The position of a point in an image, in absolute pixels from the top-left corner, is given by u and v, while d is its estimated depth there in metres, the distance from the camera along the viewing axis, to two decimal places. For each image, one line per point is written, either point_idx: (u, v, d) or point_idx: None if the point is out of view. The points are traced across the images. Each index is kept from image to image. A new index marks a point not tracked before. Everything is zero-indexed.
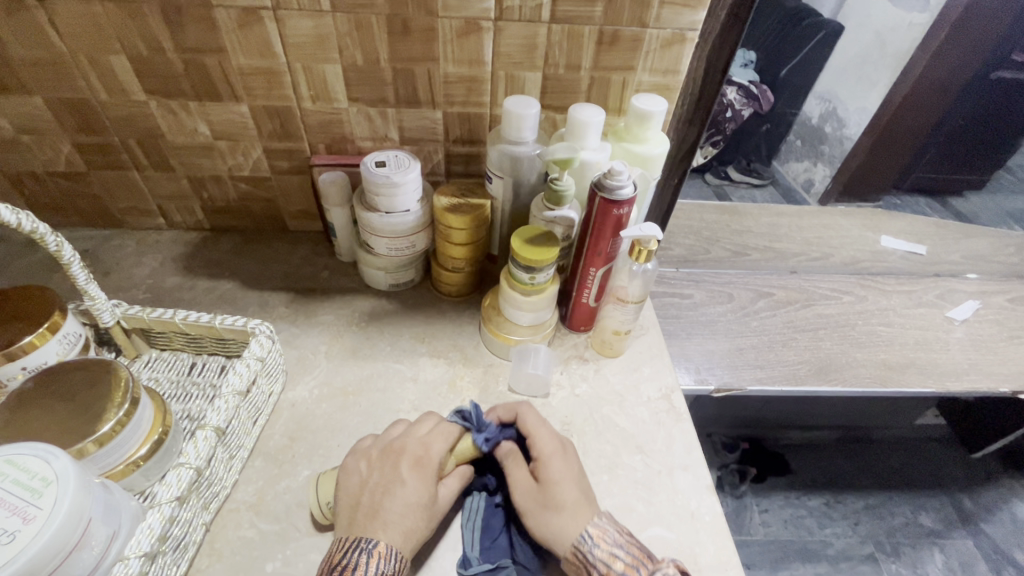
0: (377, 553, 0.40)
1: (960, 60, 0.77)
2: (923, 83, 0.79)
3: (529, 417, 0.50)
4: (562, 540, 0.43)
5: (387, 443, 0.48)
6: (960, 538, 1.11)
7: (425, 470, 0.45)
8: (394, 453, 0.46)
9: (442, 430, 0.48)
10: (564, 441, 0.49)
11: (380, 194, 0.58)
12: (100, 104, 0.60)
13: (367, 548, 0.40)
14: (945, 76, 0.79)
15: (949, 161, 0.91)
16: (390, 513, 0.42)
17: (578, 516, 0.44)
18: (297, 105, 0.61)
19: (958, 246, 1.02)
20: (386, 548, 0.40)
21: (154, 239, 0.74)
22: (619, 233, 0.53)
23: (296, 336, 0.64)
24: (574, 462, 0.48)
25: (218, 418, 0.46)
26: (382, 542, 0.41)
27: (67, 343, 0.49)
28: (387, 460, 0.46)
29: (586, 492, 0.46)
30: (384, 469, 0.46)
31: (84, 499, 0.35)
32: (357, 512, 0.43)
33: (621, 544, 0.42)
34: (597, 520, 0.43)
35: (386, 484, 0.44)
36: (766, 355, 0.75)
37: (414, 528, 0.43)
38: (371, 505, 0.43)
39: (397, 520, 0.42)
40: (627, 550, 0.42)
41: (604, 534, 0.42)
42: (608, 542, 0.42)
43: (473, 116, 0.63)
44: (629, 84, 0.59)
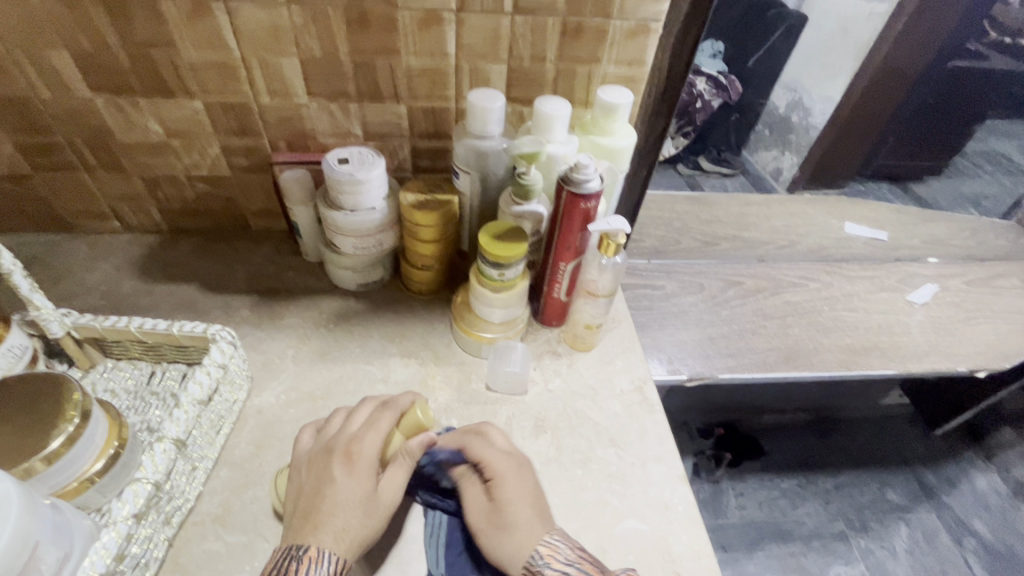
0: (307, 557, 0.38)
1: (917, 50, 0.79)
2: (882, 72, 0.81)
3: (478, 445, 0.48)
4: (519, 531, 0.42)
5: (326, 438, 0.46)
6: (924, 511, 1.15)
7: (355, 466, 0.43)
8: (328, 451, 0.45)
9: (375, 423, 0.46)
10: (518, 458, 0.47)
11: (343, 192, 0.56)
12: (42, 102, 0.57)
13: (298, 554, 0.38)
14: (904, 65, 0.80)
15: (909, 146, 0.94)
16: (321, 513, 0.41)
17: (527, 535, 0.42)
18: (254, 101, 0.59)
19: (917, 231, 1.03)
20: (317, 552, 0.38)
21: (109, 243, 0.71)
22: (587, 226, 0.53)
23: (261, 340, 0.62)
24: (530, 480, 0.46)
25: (176, 430, 0.44)
26: (312, 545, 0.39)
27: (12, 356, 0.47)
28: (319, 458, 0.45)
29: (540, 510, 0.44)
30: (318, 468, 0.44)
31: (29, 522, 0.33)
32: (295, 514, 0.42)
33: (573, 561, 0.40)
34: (547, 538, 0.41)
35: (317, 484, 0.43)
36: (736, 343, 0.77)
37: (348, 527, 0.41)
38: (305, 506, 0.42)
39: (328, 521, 0.40)
40: (577, 568, 0.39)
41: (556, 552, 0.40)
42: (559, 561, 0.40)
43: (439, 110, 0.61)
44: (595, 76, 0.59)
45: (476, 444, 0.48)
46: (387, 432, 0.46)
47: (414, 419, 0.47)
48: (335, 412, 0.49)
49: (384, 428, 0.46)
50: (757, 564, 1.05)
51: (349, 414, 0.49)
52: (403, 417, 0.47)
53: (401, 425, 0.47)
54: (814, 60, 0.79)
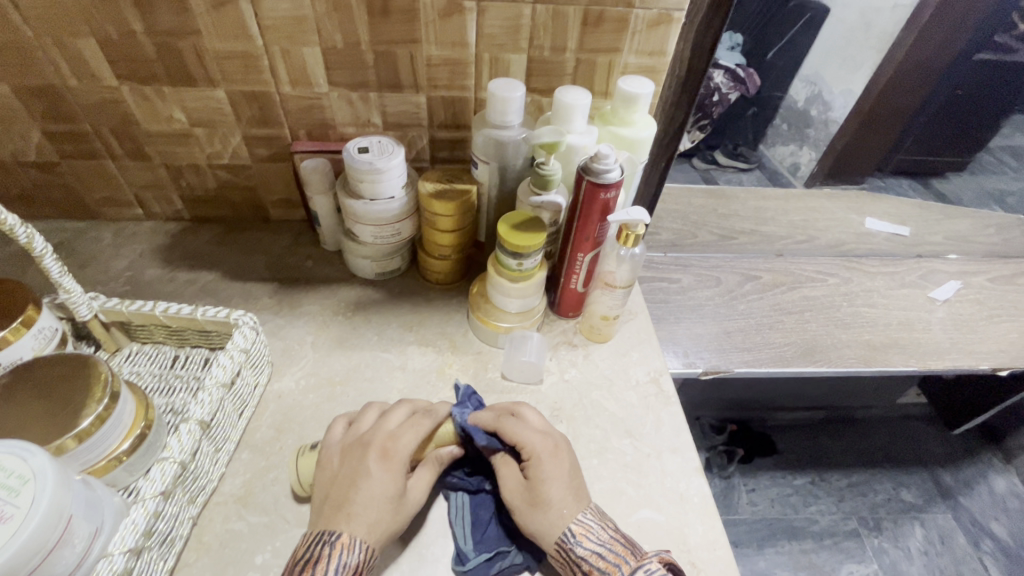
0: (339, 544, 0.39)
1: (944, 42, 0.76)
2: (908, 66, 0.79)
3: (513, 426, 0.47)
4: (546, 538, 0.43)
5: (359, 433, 0.47)
6: (939, 512, 1.14)
7: (391, 463, 0.44)
8: (363, 445, 0.45)
9: (414, 424, 0.47)
10: (553, 438, 0.47)
11: (363, 180, 0.57)
12: (70, 90, 0.58)
13: (331, 539, 0.40)
14: (930, 58, 0.78)
15: (932, 138, 0.91)
16: (354, 505, 0.41)
17: (561, 514, 0.43)
18: (275, 91, 0.60)
19: (940, 227, 1.01)
20: (349, 539, 0.40)
21: (132, 230, 0.72)
22: (606, 217, 0.53)
23: (281, 326, 0.63)
24: (564, 461, 0.46)
25: (202, 411, 0.45)
26: (345, 533, 0.40)
27: (43, 338, 0.48)
28: (353, 451, 0.45)
29: (574, 490, 0.45)
30: (352, 461, 0.45)
31: (64, 495, 0.34)
32: (327, 505, 0.43)
33: (605, 541, 0.42)
34: (581, 517, 0.43)
35: (351, 476, 0.43)
36: (753, 337, 0.76)
37: (379, 521, 0.42)
38: (338, 497, 0.42)
39: (361, 512, 0.41)
40: (608, 548, 0.41)
41: (587, 532, 0.42)
42: (591, 540, 0.41)
43: (457, 100, 0.62)
44: (615, 66, 0.58)
45: (509, 423, 0.47)
46: (425, 435, 0.47)
47: (450, 431, 0.48)
48: (367, 407, 0.50)
49: (423, 430, 0.46)
50: (769, 560, 1.04)
51: (381, 412, 0.50)
52: (439, 425, 0.48)
53: (434, 433, 0.48)
54: (836, 53, 0.78)
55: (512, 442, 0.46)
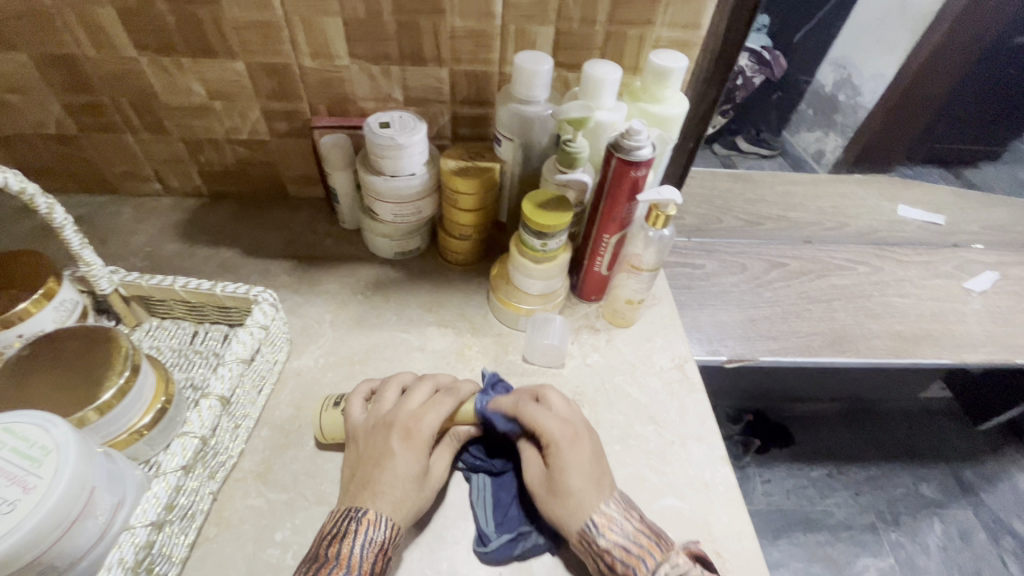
0: (365, 520, 0.39)
1: (986, 22, 0.71)
2: (945, 47, 0.73)
3: (533, 412, 0.46)
4: (568, 526, 0.41)
5: (381, 412, 0.46)
6: (960, 508, 1.12)
7: (415, 442, 0.43)
8: (387, 424, 0.44)
9: (436, 404, 0.46)
10: (575, 425, 0.45)
11: (384, 156, 0.55)
12: (88, 61, 0.57)
13: (357, 516, 0.39)
14: (970, 38, 0.73)
15: (964, 130, 0.86)
16: (380, 484, 0.41)
17: (582, 503, 0.41)
18: (295, 63, 0.58)
19: (977, 216, 0.97)
20: (376, 516, 0.39)
21: (152, 206, 0.72)
22: (635, 196, 0.51)
23: (300, 304, 0.62)
24: (586, 449, 0.44)
25: (222, 387, 0.44)
26: (371, 509, 0.40)
27: (65, 310, 0.48)
28: (377, 431, 0.45)
29: (597, 479, 0.43)
30: (375, 440, 0.44)
31: (86, 467, 0.34)
32: (353, 483, 0.42)
33: (629, 533, 0.40)
34: (603, 507, 0.41)
35: (376, 456, 0.43)
36: (779, 326, 0.74)
37: (404, 499, 0.41)
38: (363, 476, 0.42)
39: (387, 491, 0.41)
40: (633, 541, 0.40)
41: (611, 523, 0.41)
42: (614, 532, 0.40)
43: (481, 75, 0.60)
44: (646, 39, 0.56)
45: (529, 409, 0.46)
46: (447, 415, 0.46)
47: (470, 411, 0.47)
48: (387, 383, 0.49)
49: (444, 410, 0.46)
50: (782, 551, 1.04)
51: (402, 388, 0.49)
52: (461, 404, 0.48)
53: (456, 413, 0.47)
54: (868, 36, 0.73)
55: (533, 428, 0.45)
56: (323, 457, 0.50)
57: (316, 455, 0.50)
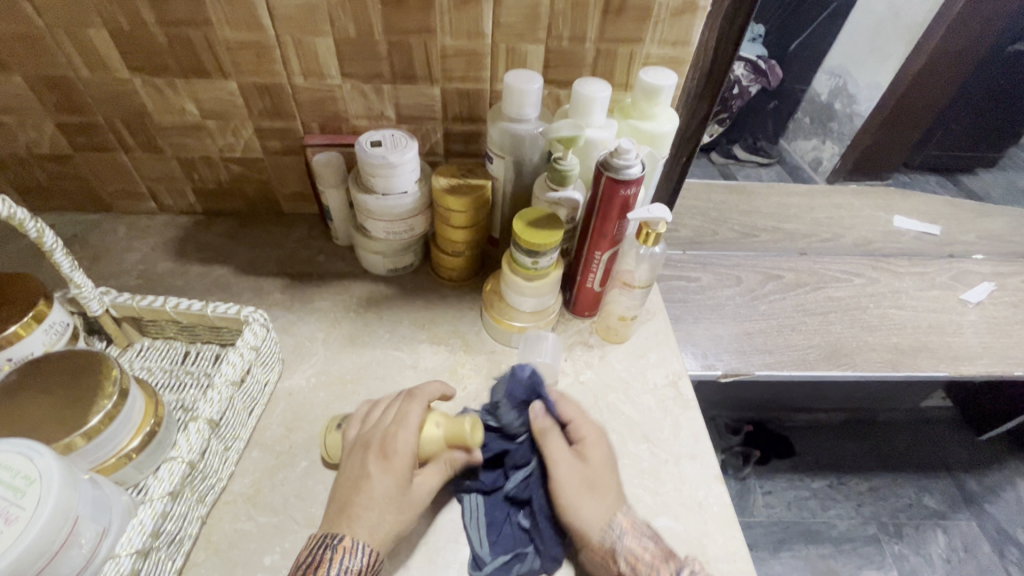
0: (342, 548, 0.39)
1: (977, 32, 0.71)
2: (939, 58, 0.74)
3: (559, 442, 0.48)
4: (599, 522, 0.44)
5: (364, 432, 0.46)
6: (963, 519, 1.11)
7: (390, 462, 0.43)
8: (366, 445, 0.45)
9: (410, 418, 0.45)
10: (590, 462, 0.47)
11: (376, 175, 0.55)
12: (82, 82, 0.58)
13: (332, 543, 0.39)
14: (962, 48, 0.73)
15: (958, 138, 0.85)
16: (356, 506, 0.41)
17: (613, 503, 0.45)
18: (288, 83, 0.59)
19: (974, 225, 0.96)
20: (351, 542, 0.39)
21: (146, 224, 0.72)
22: (626, 215, 0.51)
23: (292, 323, 0.62)
24: (604, 492, 0.46)
25: (211, 410, 0.44)
26: (347, 535, 0.40)
27: (54, 332, 0.48)
28: (357, 452, 0.45)
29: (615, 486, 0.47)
30: (355, 460, 0.44)
31: (70, 497, 0.34)
32: (333, 506, 0.42)
33: (648, 536, 0.44)
34: (618, 535, 0.43)
35: (354, 479, 0.43)
36: (775, 339, 0.74)
37: (381, 522, 0.41)
38: (342, 499, 0.42)
39: (362, 514, 0.41)
40: (653, 542, 0.44)
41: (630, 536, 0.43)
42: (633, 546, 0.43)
43: (472, 93, 0.60)
44: (636, 56, 0.56)
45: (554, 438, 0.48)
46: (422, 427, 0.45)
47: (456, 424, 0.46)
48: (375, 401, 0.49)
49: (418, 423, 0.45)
50: (784, 564, 1.02)
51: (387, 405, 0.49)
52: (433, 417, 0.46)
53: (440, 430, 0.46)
54: (863, 44, 0.73)
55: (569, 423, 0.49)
56: (314, 479, 0.49)
57: (307, 476, 0.50)
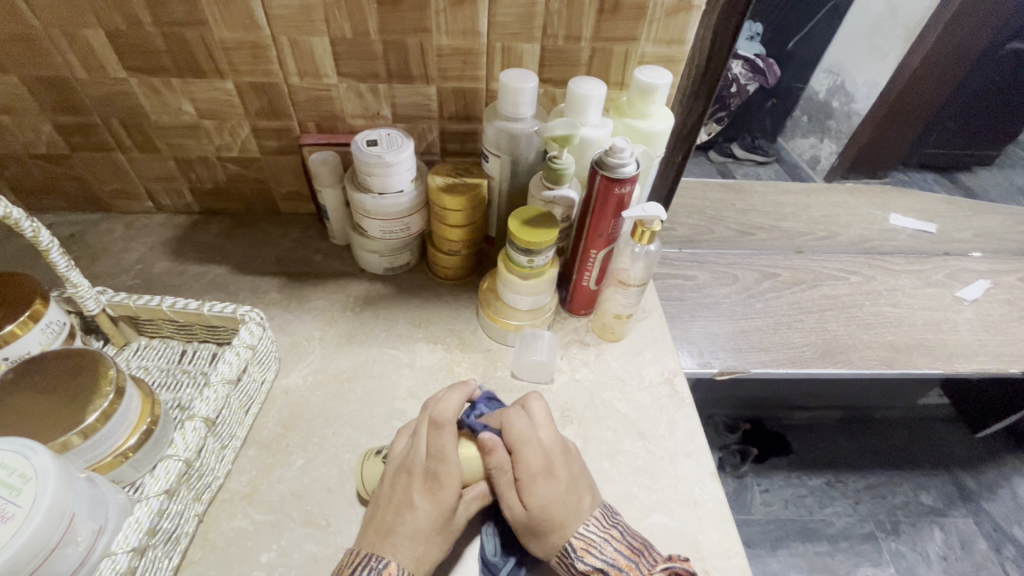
0: (386, 574, 0.39)
1: (973, 30, 0.72)
2: (934, 57, 0.74)
3: (519, 425, 0.44)
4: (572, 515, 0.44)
5: (408, 453, 0.45)
6: (960, 516, 1.11)
7: (439, 492, 0.42)
8: (410, 470, 0.44)
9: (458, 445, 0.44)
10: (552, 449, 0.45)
11: (372, 174, 0.55)
12: (78, 82, 0.58)
13: (377, 567, 0.39)
14: (958, 47, 0.73)
15: (954, 137, 0.85)
16: (400, 536, 0.41)
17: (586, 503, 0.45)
18: (284, 82, 0.59)
19: (970, 223, 0.97)
20: (397, 571, 0.40)
21: (143, 223, 0.72)
22: (621, 213, 0.51)
23: (289, 322, 0.62)
24: (561, 478, 0.44)
25: (207, 408, 0.44)
26: (391, 562, 0.40)
27: (51, 332, 0.48)
28: (402, 475, 0.44)
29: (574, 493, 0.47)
30: (398, 486, 0.44)
31: (66, 494, 0.34)
32: (372, 527, 0.43)
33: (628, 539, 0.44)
34: (581, 531, 0.42)
35: (399, 505, 0.43)
36: (770, 337, 0.74)
37: (426, 552, 0.42)
38: (384, 523, 0.42)
39: (407, 545, 0.41)
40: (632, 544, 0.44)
41: (592, 545, 0.42)
42: (593, 555, 0.42)
43: (468, 92, 0.60)
44: (632, 55, 0.56)
45: (516, 422, 0.44)
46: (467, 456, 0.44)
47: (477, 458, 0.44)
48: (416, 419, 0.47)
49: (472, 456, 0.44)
50: (781, 562, 1.03)
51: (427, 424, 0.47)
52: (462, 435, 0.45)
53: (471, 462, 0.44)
54: (861, 41, 0.72)
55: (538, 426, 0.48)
56: (311, 477, 0.50)
57: (303, 475, 0.50)
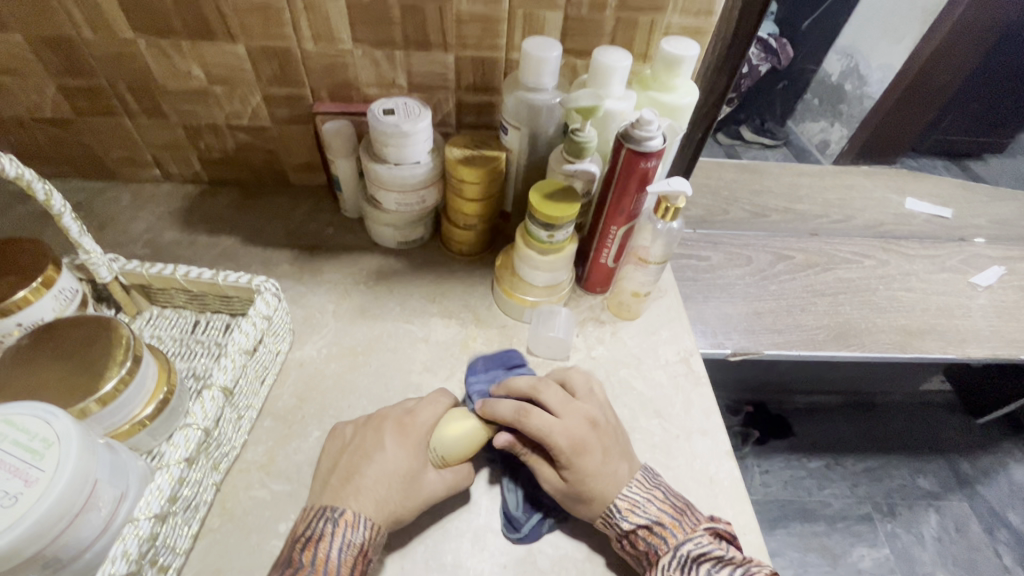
0: (343, 521, 0.39)
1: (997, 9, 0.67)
2: (954, 36, 0.70)
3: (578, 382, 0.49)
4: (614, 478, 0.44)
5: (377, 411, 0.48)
6: (956, 500, 1.13)
7: (406, 436, 0.44)
8: (379, 420, 0.46)
9: (432, 402, 0.47)
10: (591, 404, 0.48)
11: (388, 144, 0.54)
12: (85, 43, 0.56)
13: (333, 517, 0.40)
14: (980, 27, 0.69)
15: (971, 121, 0.82)
16: (362, 478, 0.42)
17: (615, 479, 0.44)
18: (298, 47, 0.57)
19: (985, 209, 0.95)
20: (354, 517, 0.40)
21: (151, 192, 0.71)
22: (645, 188, 0.50)
23: (302, 294, 0.61)
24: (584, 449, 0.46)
25: (225, 378, 0.44)
26: (350, 510, 0.40)
27: (64, 299, 0.47)
28: (370, 425, 0.46)
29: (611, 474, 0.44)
30: (367, 434, 0.45)
31: (88, 460, 0.34)
32: (334, 476, 0.43)
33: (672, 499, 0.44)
34: (625, 492, 0.43)
35: (365, 450, 0.44)
36: (783, 319, 0.74)
37: (387, 498, 0.41)
38: (347, 470, 0.43)
39: (370, 487, 0.41)
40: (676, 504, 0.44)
41: (634, 506, 0.42)
42: (638, 514, 0.42)
43: (487, 62, 0.58)
44: (657, 26, 0.55)
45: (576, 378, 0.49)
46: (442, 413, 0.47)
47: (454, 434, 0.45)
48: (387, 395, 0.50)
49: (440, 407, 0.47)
50: (780, 541, 1.04)
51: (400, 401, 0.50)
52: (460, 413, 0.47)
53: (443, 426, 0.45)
54: (876, 21, 0.71)
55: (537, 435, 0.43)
56: None
57: (319, 447, 0.50)
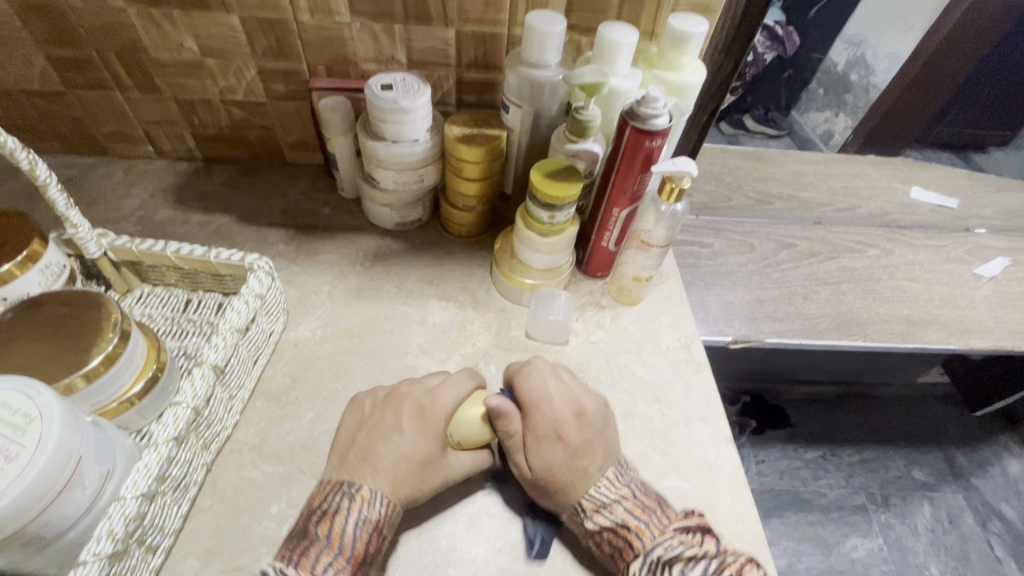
0: (360, 498, 0.40)
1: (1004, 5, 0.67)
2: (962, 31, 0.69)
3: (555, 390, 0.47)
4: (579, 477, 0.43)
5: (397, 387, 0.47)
6: (950, 491, 1.13)
7: (427, 423, 0.44)
8: (401, 400, 0.45)
9: (454, 385, 0.46)
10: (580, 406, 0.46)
11: (386, 120, 0.53)
12: (72, 11, 0.54)
13: (350, 492, 0.40)
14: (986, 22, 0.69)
15: (982, 110, 0.80)
16: (378, 458, 0.42)
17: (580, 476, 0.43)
18: (293, 19, 0.55)
19: (991, 200, 0.94)
20: (370, 494, 0.40)
21: (143, 168, 0.69)
22: (648, 168, 0.48)
23: (297, 275, 0.60)
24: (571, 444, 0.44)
25: (215, 355, 0.43)
26: (365, 485, 0.41)
27: (51, 274, 0.46)
28: (390, 404, 0.45)
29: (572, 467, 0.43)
30: (385, 413, 0.45)
31: (72, 436, 0.33)
32: (351, 452, 0.43)
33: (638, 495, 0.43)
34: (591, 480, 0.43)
35: (383, 429, 0.44)
36: (785, 307, 0.73)
37: (403, 481, 0.41)
38: (363, 447, 0.43)
39: (386, 468, 0.41)
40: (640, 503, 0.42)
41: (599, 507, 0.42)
42: (604, 516, 0.41)
43: (489, 37, 0.57)
44: (664, 2, 0.53)
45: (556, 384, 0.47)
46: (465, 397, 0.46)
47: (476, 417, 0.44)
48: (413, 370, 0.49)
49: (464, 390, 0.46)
50: (775, 530, 1.04)
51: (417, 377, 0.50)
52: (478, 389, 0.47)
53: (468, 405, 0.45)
54: (885, 8, 0.69)
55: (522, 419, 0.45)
56: (321, 430, 0.49)
57: (313, 428, 0.49)
